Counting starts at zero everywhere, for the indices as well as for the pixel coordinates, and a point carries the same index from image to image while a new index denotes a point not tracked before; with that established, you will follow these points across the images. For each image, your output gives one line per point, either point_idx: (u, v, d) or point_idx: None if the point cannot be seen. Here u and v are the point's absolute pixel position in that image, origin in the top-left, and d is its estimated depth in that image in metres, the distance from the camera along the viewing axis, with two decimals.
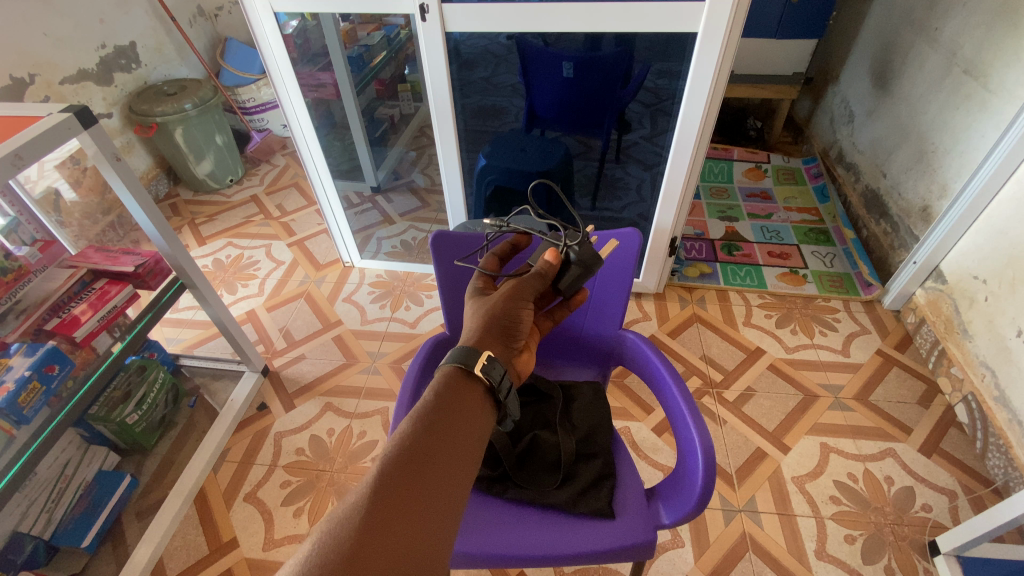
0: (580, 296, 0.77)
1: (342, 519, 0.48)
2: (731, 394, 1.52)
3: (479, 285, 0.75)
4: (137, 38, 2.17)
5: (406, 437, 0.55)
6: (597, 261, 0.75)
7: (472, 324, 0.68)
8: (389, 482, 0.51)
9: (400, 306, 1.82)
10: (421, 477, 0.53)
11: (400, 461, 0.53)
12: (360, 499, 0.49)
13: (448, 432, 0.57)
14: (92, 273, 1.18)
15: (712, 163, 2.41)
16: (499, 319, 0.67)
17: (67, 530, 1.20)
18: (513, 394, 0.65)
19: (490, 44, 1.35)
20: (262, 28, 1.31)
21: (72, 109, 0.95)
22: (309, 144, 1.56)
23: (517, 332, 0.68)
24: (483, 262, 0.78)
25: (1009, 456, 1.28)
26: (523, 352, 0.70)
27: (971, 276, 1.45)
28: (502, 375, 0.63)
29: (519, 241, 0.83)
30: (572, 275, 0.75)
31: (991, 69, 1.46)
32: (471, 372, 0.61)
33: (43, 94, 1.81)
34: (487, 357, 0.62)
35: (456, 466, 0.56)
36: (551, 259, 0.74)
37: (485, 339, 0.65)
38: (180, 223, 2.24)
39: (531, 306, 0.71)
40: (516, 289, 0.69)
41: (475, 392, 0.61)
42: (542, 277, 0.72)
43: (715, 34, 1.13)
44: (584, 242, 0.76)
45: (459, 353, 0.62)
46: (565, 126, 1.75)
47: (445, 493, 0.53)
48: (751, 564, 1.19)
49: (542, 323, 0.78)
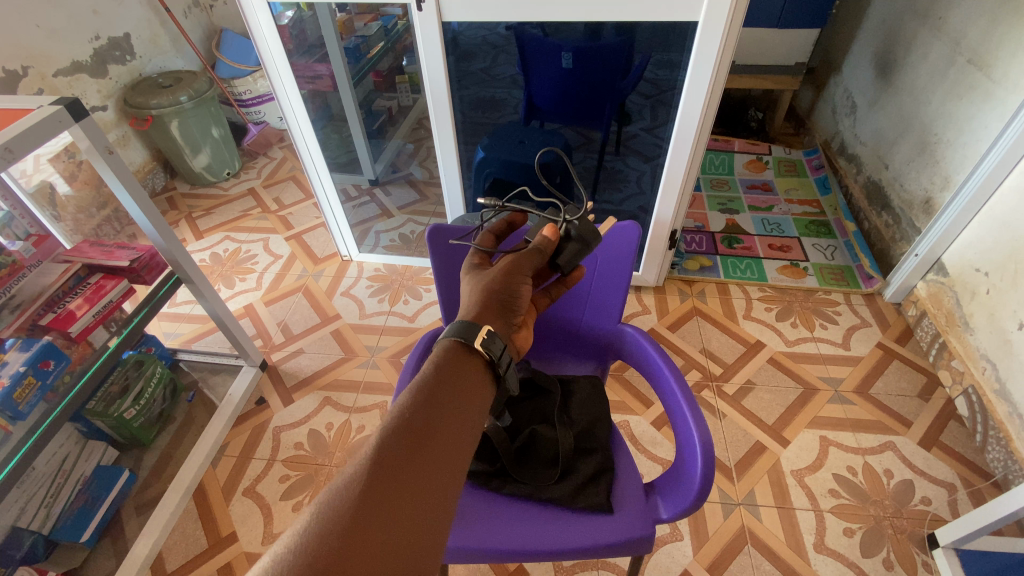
0: (578, 274, 0.76)
1: (341, 488, 0.47)
2: (731, 388, 1.52)
3: (476, 261, 0.74)
4: (131, 30, 2.15)
5: (405, 408, 0.54)
6: (595, 237, 0.76)
7: (471, 296, 0.67)
8: (390, 453, 0.50)
9: (398, 300, 1.82)
10: (422, 449, 0.52)
11: (401, 432, 0.52)
12: (359, 470, 0.48)
13: (449, 403, 0.56)
14: (87, 269, 1.17)
15: (713, 154, 2.38)
16: (498, 292, 0.66)
17: (66, 524, 1.20)
18: (513, 369, 0.65)
19: (488, 34, 1.33)
20: (257, 22, 1.29)
21: (63, 102, 0.94)
22: (306, 137, 1.55)
23: (516, 307, 0.67)
24: (479, 239, 0.78)
25: (1009, 449, 1.27)
26: (522, 328, 0.69)
27: (973, 268, 1.43)
28: (502, 349, 0.62)
29: (516, 220, 0.82)
30: (571, 251, 0.75)
31: (995, 59, 1.44)
32: (471, 346, 0.61)
33: (37, 87, 1.79)
34: (488, 331, 0.61)
35: (457, 441, 0.55)
36: (550, 234, 0.74)
37: (484, 313, 0.64)
38: (177, 217, 2.22)
39: (530, 281, 0.71)
40: (516, 264, 0.69)
41: (474, 367, 0.61)
42: (542, 253, 0.72)
43: (718, 18, 1.11)
44: (583, 218, 0.77)
45: (458, 328, 0.61)
46: (565, 118, 1.72)
47: (446, 466, 0.53)
48: (750, 558, 1.19)
49: (538, 301, 0.77)
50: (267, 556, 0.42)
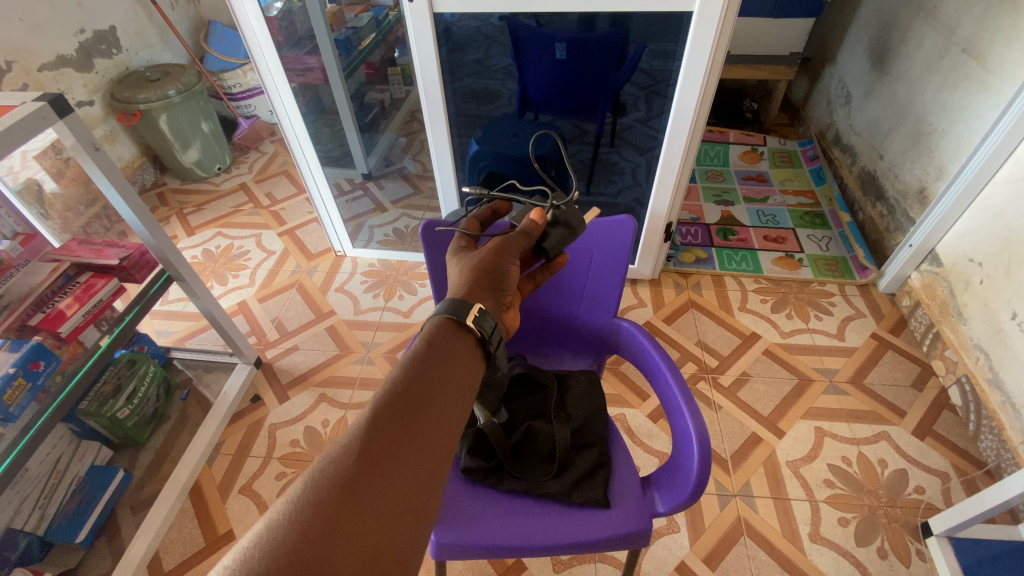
0: (562, 260, 0.77)
1: (336, 456, 0.47)
2: (727, 380, 1.52)
3: (462, 245, 0.74)
4: (117, 23, 2.11)
5: (398, 381, 0.54)
6: (581, 224, 0.76)
7: (460, 276, 0.67)
8: (383, 423, 0.50)
9: (393, 296, 1.81)
10: (414, 421, 0.51)
11: (394, 403, 0.52)
12: (353, 438, 0.48)
13: (440, 376, 0.56)
14: (76, 267, 1.15)
15: (708, 145, 2.37)
16: (487, 271, 0.66)
17: (61, 525, 1.19)
18: (503, 347, 0.64)
19: (482, 25, 1.32)
20: (244, 14, 1.25)
21: (47, 98, 0.92)
22: (296, 130, 1.52)
23: (505, 287, 0.67)
24: (464, 224, 0.78)
25: (1002, 438, 1.29)
26: (511, 309, 0.68)
27: (967, 259, 1.44)
28: (493, 327, 0.62)
29: (501, 209, 0.83)
30: (557, 237, 0.74)
31: (990, 48, 1.43)
32: (462, 324, 0.60)
33: (21, 82, 1.76)
34: (479, 309, 0.61)
35: (449, 415, 0.55)
36: (536, 218, 0.73)
37: (474, 292, 0.64)
38: (168, 213, 2.20)
39: (518, 263, 0.70)
40: (503, 245, 0.69)
41: (465, 344, 0.60)
42: (528, 236, 0.72)
43: (713, 8, 1.09)
44: (569, 205, 0.77)
45: (449, 305, 0.60)
46: (560, 110, 1.70)
47: (438, 438, 0.52)
48: (746, 548, 1.19)
49: (524, 286, 0.77)
50: (253, 530, 0.41)
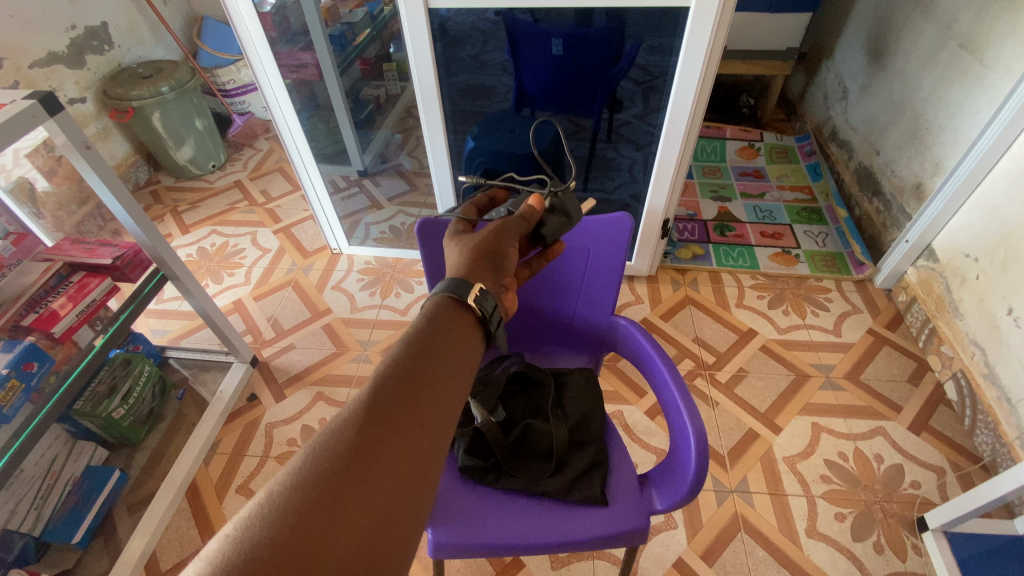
0: (558, 248, 0.77)
1: (338, 427, 0.46)
2: (724, 376, 1.52)
3: (460, 229, 0.73)
4: (108, 19, 2.08)
5: (399, 356, 0.53)
6: (576, 212, 0.76)
7: (460, 257, 0.66)
8: (385, 397, 0.49)
9: (390, 294, 1.80)
10: (415, 396, 0.51)
11: (396, 378, 0.51)
12: (355, 411, 0.48)
13: (441, 353, 0.55)
14: (69, 266, 1.14)
15: (705, 141, 2.37)
16: (488, 251, 0.65)
17: (57, 526, 1.18)
18: (503, 328, 0.64)
19: (477, 20, 1.30)
20: (237, 9, 1.23)
21: (36, 96, 0.91)
22: (290, 127, 1.50)
23: (505, 267, 0.66)
24: (461, 210, 0.77)
25: (997, 433, 1.29)
26: (512, 291, 0.67)
27: (963, 255, 1.44)
28: (494, 307, 0.61)
29: (498, 196, 0.82)
30: (555, 224, 0.74)
31: (987, 43, 1.43)
32: (463, 302, 0.60)
33: (12, 79, 1.74)
34: (480, 289, 0.60)
35: (451, 391, 0.54)
36: (534, 204, 0.73)
37: (475, 272, 0.63)
38: (163, 211, 2.18)
39: (516, 246, 0.70)
40: (502, 227, 0.68)
41: (466, 323, 0.59)
42: (527, 221, 0.71)
43: (709, 3, 1.09)
44: (565, 192, 0.77)
45: (449, 284, 0.60)
46: (556, 106, 1.69)
47: (440, 413, 0.52)
48: (743, 544, 1.20)
49: (520, 272, 0.76)
50: (247, 508, 0.40)
